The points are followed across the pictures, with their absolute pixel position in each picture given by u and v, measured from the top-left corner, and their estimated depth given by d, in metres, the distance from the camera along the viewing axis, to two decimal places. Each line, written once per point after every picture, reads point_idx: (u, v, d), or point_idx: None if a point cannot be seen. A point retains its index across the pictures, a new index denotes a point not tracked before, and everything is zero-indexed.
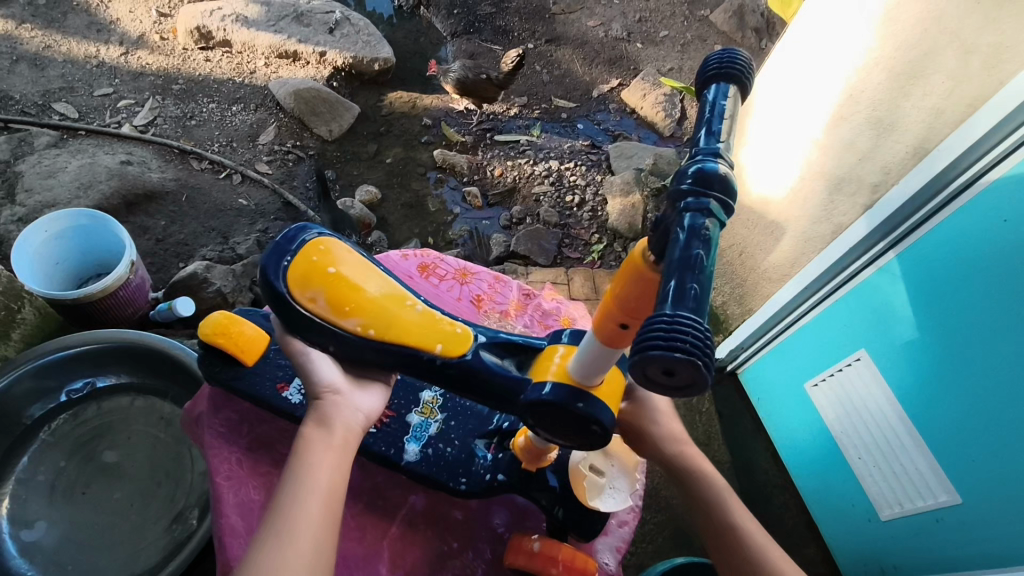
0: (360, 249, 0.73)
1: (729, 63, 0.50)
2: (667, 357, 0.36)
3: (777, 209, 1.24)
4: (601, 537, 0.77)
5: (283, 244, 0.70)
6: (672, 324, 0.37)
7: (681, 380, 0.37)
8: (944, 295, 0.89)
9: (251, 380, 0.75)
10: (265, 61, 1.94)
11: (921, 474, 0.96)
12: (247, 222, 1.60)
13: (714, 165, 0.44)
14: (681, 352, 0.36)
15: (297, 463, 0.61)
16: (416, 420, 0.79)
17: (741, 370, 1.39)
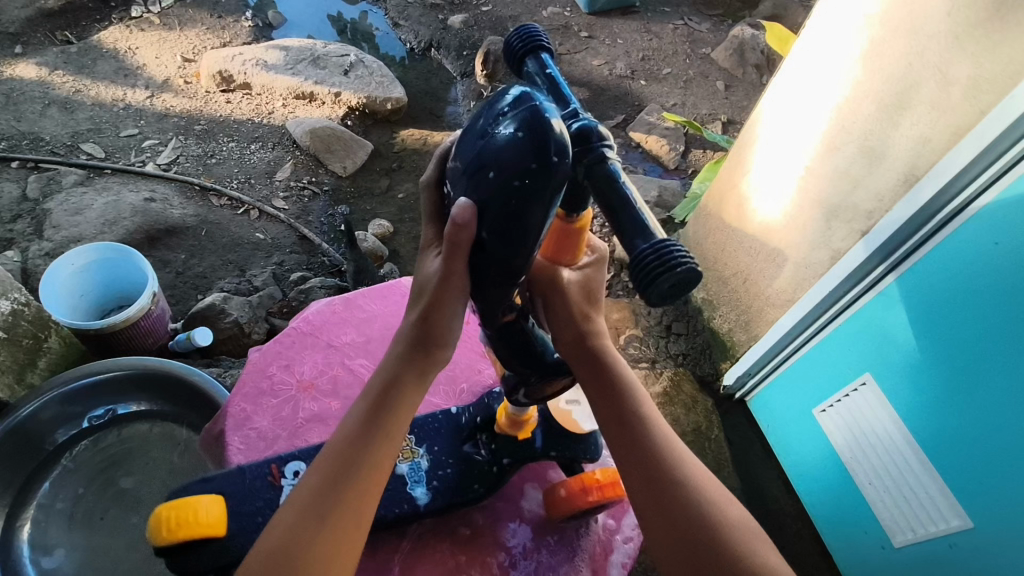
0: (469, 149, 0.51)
1: (534, 40, 0.58)
2: (676, 271, 0.44)
3: (777, 238, 1.28)
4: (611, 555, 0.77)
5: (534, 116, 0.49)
6: (661, 248, 0.45)
7: (684, 287, 0.45)
8: (943, 318, 0.90)
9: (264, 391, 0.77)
10: (283, 102, 2.02)
11: (930, 499, 0.95)
12: (263, 255, 1.65)
13: (591, 123, 0.51)
14: (681, 262, 0.44)
15: (348, 453, 0.58)
16: (404, 470, 0.76)
17: (749, 398, 1.40)
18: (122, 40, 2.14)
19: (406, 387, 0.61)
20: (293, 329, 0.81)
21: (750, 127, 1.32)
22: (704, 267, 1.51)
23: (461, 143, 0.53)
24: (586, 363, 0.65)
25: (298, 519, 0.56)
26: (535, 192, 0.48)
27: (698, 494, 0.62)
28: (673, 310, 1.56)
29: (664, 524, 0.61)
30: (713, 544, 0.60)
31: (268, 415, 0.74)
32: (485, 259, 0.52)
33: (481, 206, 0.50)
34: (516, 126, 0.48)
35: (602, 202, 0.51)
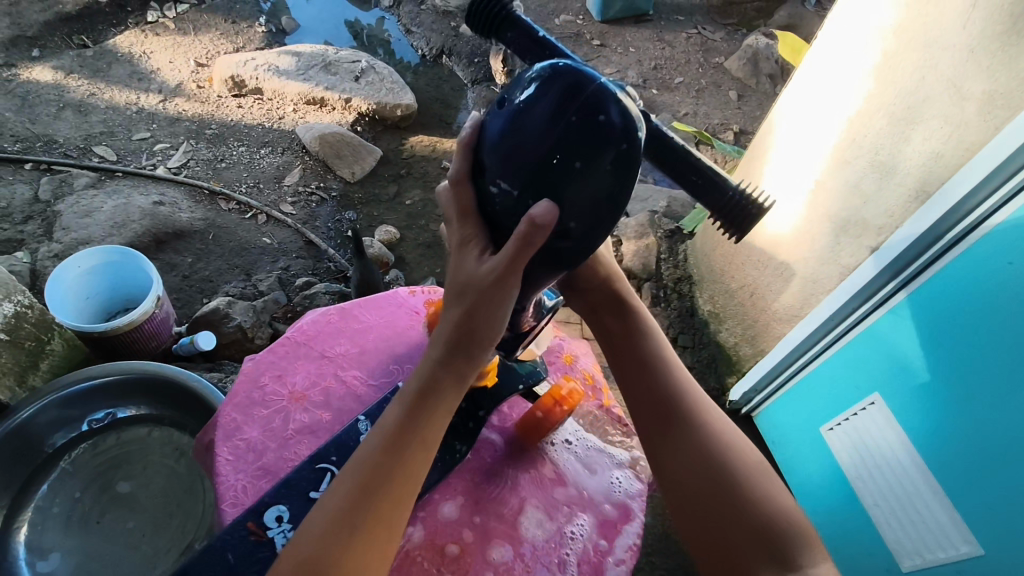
0: (526, 149, 0.48)
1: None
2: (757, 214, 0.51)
3: (785, 252, 1.25)
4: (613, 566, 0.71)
5: (584, 92, 0.47)
6: (741, 198, 0.52)
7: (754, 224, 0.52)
8: (955, 337, 0.88)
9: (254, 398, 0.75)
10: (293, 107, 2.03)
11: (939, 524, 0.91)
12: (270, 260, 1.66)
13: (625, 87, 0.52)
14: (758, 206, 0.51)
15: (383, 462, 0.56)
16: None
17: (755, 414, 1.37)
18: (137, 45, 2.16)
19: (445, 391, 0.58)
20: (286, 338, 0.80)
21: (763, 137, 1.29)
22: (711, 279, 1.49)
23: (505, 128, 0.49)
24: (610, 306, 0.75)
25: (339, 528, 0.53)
26: (619, 173, 0.49)
27: (713, 432, 0.66)
28: (679, 322, 1.54)
29: (675, 454, 0.65)
30: (723, 473, 0.63)
31: (258, 425, 0.73)
32: (558, 248, 0.52)
33: (563, 199, 0.49)
34: (591, 111, 0.47)
35: (657, 152, 0.54)
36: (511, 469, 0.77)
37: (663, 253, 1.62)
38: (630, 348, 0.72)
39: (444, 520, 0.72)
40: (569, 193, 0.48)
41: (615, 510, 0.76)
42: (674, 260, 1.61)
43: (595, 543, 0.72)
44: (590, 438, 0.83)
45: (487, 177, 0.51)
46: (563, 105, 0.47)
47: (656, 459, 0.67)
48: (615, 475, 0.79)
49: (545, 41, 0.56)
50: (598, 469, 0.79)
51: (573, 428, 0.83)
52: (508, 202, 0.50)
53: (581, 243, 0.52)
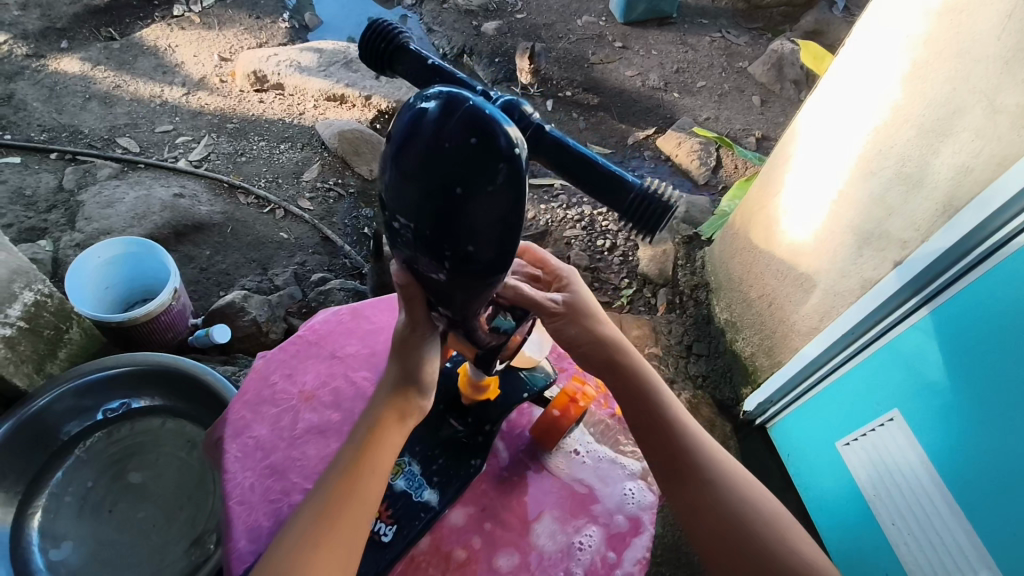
0: (412, 178, 0.47)
1: (382, 29, 0.59)
2: (654, 203, 0.51)
3: (806, 262, 1.23)
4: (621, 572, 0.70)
5: (455, 118, 0.45)
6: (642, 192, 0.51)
7: (656, 218, 0.51)
8: (980, 355, 0.85)
9: (263, 397, 0.75)
10: (314, 103, 2.04)
11: (960, 547, 0.88)
12: (286, 254, 1.67)
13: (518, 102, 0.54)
14: (657, 197, 0.51)
15: (334, 484, 0.60)
16: (402, 482, 0.72)
17: (769, 425, 1.35)
18: (163, 38, 2.18)
19: (392, 425, 0.64)
20: (298, 336, 0.81)
21: (785, 143, 1.27)
22: (729, 287, 1.47)
23: (394, 153, 0.48)
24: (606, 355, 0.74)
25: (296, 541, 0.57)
26: (511, 191, 0.47)
27: (736, 492, 0.68)
28: (695, 329, 1.52)
29: (704, 523, 0.67)
30: (748, 542, 0.65)
31: (267, 424, 0.73)
32: (468, 269, 0.51)
33: (456, 224, 0.48)
34: (465, 133, 0.45)
35: (559, 160, 0.55)
36: (519, 478, 0.76)
37: (680, 259, 1.60)
38: (642, 413, 0.72)
39: (451, 526, 0.72)
40: (463, 214, 0.47)
41: (625, 521, 0.74)
42: (691, 267, 1.59)
43: (602, 555, 0.71)
44: (601, 448, 0.81)
45: (389, 212, 0.51)
46: (439, 131, 0.45)
47: (684, 511, 0.69)
48: (627, 487, 0.77)
49: (433, 66, 0.58)
50: (610, 481, 0.77)
51: (583, 439, 0.81)
52: (414, 233, 0.50)
53: (480, 263, 0.50)
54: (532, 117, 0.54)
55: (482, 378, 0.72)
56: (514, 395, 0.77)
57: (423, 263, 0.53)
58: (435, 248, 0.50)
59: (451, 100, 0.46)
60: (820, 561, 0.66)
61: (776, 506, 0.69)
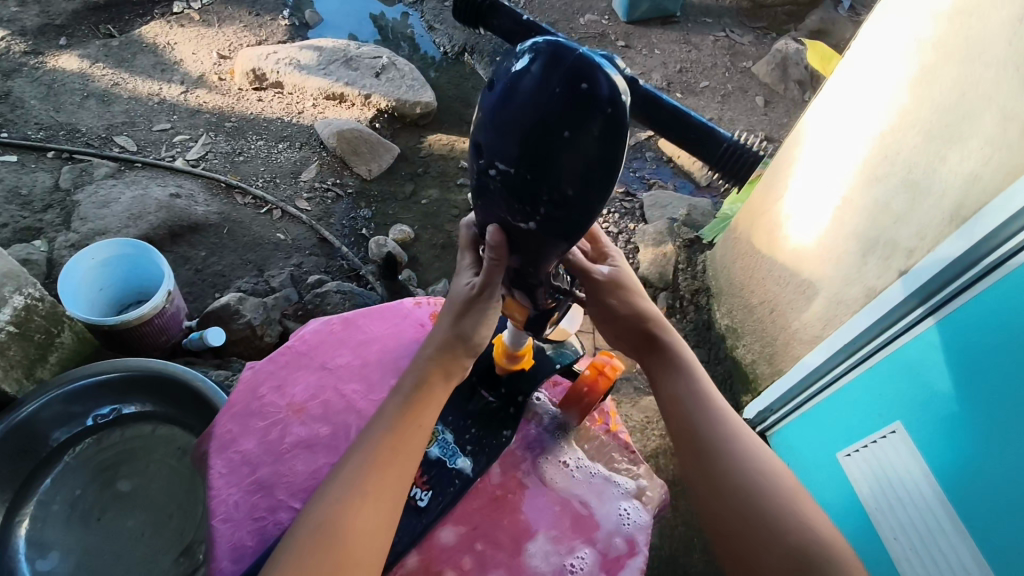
0: (514, 123, 0.46)
1: None
2: (743, 156, 0.53)
3: (810, 267, 1.21)
4: None
5: (564, 64, 0.43)
6: (730, 145, 0.54)
7: (742, 169, 0.54)
8: (986, 367, 0.83)
9: (249, 411, 0.73)
10: (313, 102, 2.02)
11: (962, 564, 0.86)
12: (283, 256, 1.65)
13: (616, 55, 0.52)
14: (745, 149, 0.53)
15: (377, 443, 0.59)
16: (436, 450, 0.73)
17: (769, 434, 1.33)
18: (162, 36, 2.16)
19: (434, 386, 0.64)
20: (287, 347, 0.79)
21: (786, 149, 1.24)
22: (730, 292, 1.45)
23: (496, 100, 0.46)
24: (639, 335, 0.74)
25: (343, 495, 0.55)
26: (610, 141, 0.45)
27: (749, 469, 0.65)
28: (695, 335, 1.50)
29: (711, 496, 0.65)
30: (761, 529, 0.61)
31: (253, 438, 0.71)
32: (555, 217, 0.50)
33: (556, 170, 0.46)
34: (574, 78, 0.43)
35: (650, 114, 0.56)
36: (512, 495, 0.74)
37: (681, 263, 1.58)
38: (667, 386, 0.72)
39: (441, 545, 0.70)
40: (563, 161, 0.46)
41: (622, 542, 0.72)
42: (692, 271, 1.57)
43: None
44: (595, 466, 0.79)
45: (484, 159, 0.50)
46: (548, 74, 0.44)
47: (701, 490, 0.66)
48: (622, 507, 0.75)
49: (528, 21, 0.59)
50: (606, 499, 0.76)
51: (577, 455, 0.79)
52: (508, 181, 0.49)
53: (573, 210, 0.49)
54: (623, 71, 0.50)
55: (520, 346, 0.72)
56: (545, 368, 0.79)
57: (511, 214, 0.51)
58: (531, 194, 0.48)
59: (560, 46, 0.44)
60: (841, 554, 0.59)
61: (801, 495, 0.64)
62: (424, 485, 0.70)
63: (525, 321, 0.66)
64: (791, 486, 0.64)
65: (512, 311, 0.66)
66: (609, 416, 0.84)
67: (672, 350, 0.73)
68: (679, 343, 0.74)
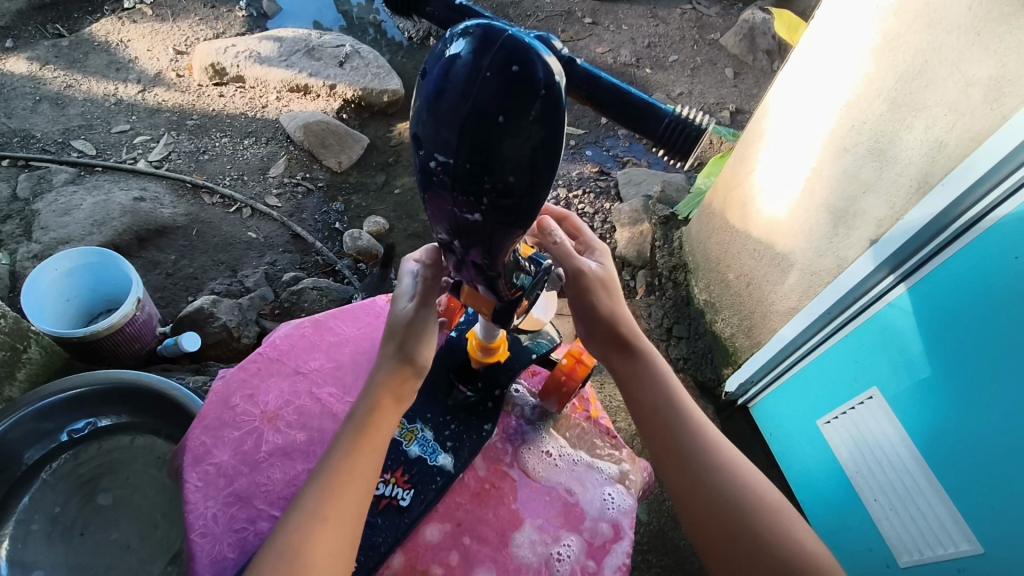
0: (446, 115, 0.41)
1: None
2: (689, 129, 0.49)
3: (782, 240, 1.21)
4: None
5: (496, 47, 0.39)
6: (676, 118, 0.50)
7: (686, 144, 0.51)
8: (959, 333, 0.84)
9: (223, 421, 0.72)
10: (277, 95, 1.97)
11: (940, 522, 0.88)
12: (256, 254, 1.62)
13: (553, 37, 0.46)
14: (692, 123, 0.49)
15: (332, 469, 0.58)
16: (416, 448, 0.73)
17: (751, 405, 1.35)
18: (115, 33, 2.09)
19: (384, 407, 0.63)
20: (258, 355, 0.77)
21: (756, 121, 1.24)
22: (707, 267, 1.46)
23: (428, 91, 0.41)
24: (614, 343, 0.73)
25: (303, 522, 0.55)
26: (551, 125, 0.40)
27: (732, 484, 0.65)
28: (675, 311, 1.51)
29: (698, 512, 0.65)
30: (750, 541, 0.62)
31: (228, 449, 0.70)
32: (502, 207, 0.44)
33: (495, 157, 0.41)
34: (506, 59, 0.38)
35: (590, 93, 0.51)
36: (495, 489, 0.74)
37: (658, 240, 1.58)
38: (646, 392, 0.71)
39: (426, 543, 0.69)
40: (502, 151, 0.40)
41: (607, 527, 0.72)
42: (669, 248, 1.58)
43: (582, 564, 0.69)
44: (577, 453, 0.79)
45: (424, 151, 0.44)
46: (479, 60, 0.39)
47: (686, 503, 0.67)
48: (606, 492, 0.75)
49: (461, 6, 0.56)
50: (590, 486, 0.76)
51: (558, 444, 0.79)
52: (448, 177, 0.43)
53: (522, 197, 0.43)
54: (559, 52, 0.45)
55: (493, 339, 0.70)
56: (521, 359, 0.77)
57: (455, 205, 0.45)
58: (471, 186, 0.43)
59: (489, 29, 0.40)
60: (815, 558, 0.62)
61: (782, 508, 0.65)
62: (405, 484, 0.70)
63: (492, 314, 0.60)
64: (769, 493, 0.66)
65: (476, 304, 0.60)
66: (588, 406, 0.85)
67: (648, 360, 0.73)
68: (653, 351, 0.74)
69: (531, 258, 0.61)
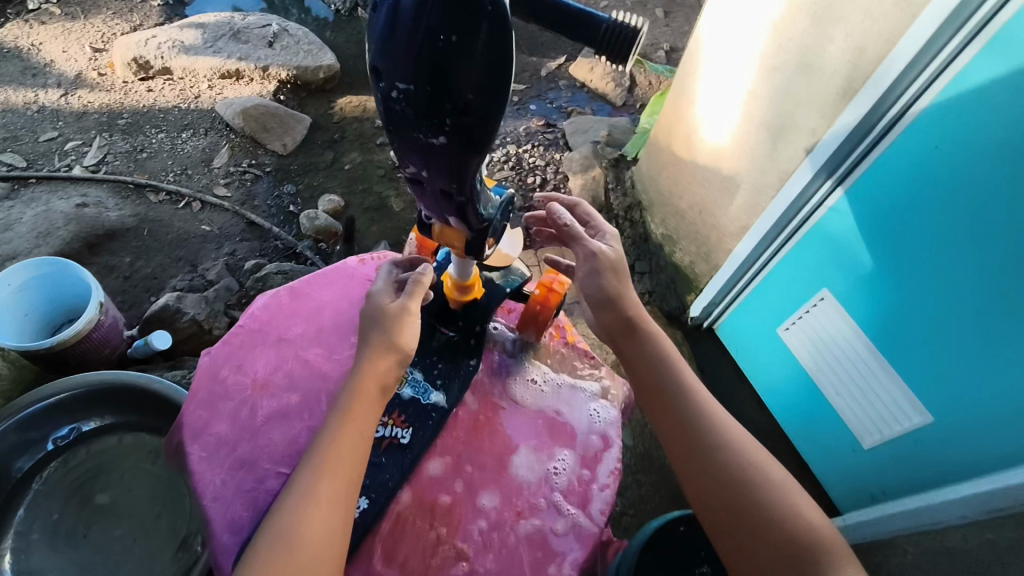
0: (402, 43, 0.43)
1: None
2: (625, 32, 0.52)
3: (727, 164, 1.26)
4: (595, 488, 0.74)
5: None
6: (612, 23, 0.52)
7: (624, 46, 0.53)
8: (897, 225, 0.91)
9: (217, 394, 0.74)
10: (208, 83, 1.91)
11: (895, 400, 0.98)
12: (213, 247, 1.60)
13: None
14: (626, 26, 0.52)
15: (322, 454, 0.61)
16: (410, 389, 0.76)
17: (716, 325, 1.42)
18: (24, 38, 1.99)
19: (369, 392, 0.65)
20: (240, 329, 0.78)
21: (691, 53, 1.28)
22: (660, 202, 1.51)
23: (383, 23, 0.44)
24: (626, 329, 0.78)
25: (301, 508, 0.57)
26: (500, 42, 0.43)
27: (737, 469, 0.67)
28: (635, 249, 1.56)
29: (699, 483, 0.68)
30: (748, 511, 0.65)
31: (226, 419, 0.72)
32: (463, 127, 0.47)
33: (452, 79, 0.44)
34: None
35: (531, 9, 0.54)
36: (488, 421, 0.77)
37: (611, 183, 1.63)
38: (653, 373, 0.76)
39: (430, 477, 0.72)
40: (458, 70, 0.43)
41: (597, 439, 0.77)
42: (623, 189, 1.62)
43: (578, 475, 0.74)
44: (560, 376, 0.83)
45: (384, 82, 0.46)
46: None
47: (689, 475, 0.70)
48: (591, 408, 0.80)
49: None
50: (575, 405, 0.80)
51: (542, 371, 0.83)
52: (410, 104, 0.46)
53: (480, 114, 0.46)
54: None
55: (467, 276, 0.73)
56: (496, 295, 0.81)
57: (419, 129, 0.47)
58: (433, 110, 0.45)
59: None
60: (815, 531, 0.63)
61: (795, 495, 0.65)
62: (403, 424, 0.73)
63: (466, 247, 0.62)
64: (774, 468, 0.69)
65: (447, 240, 0.62)
66: (565, 333, 0.89)
67: (658, 345, 0.78)
68: (662, 338, 0.78)
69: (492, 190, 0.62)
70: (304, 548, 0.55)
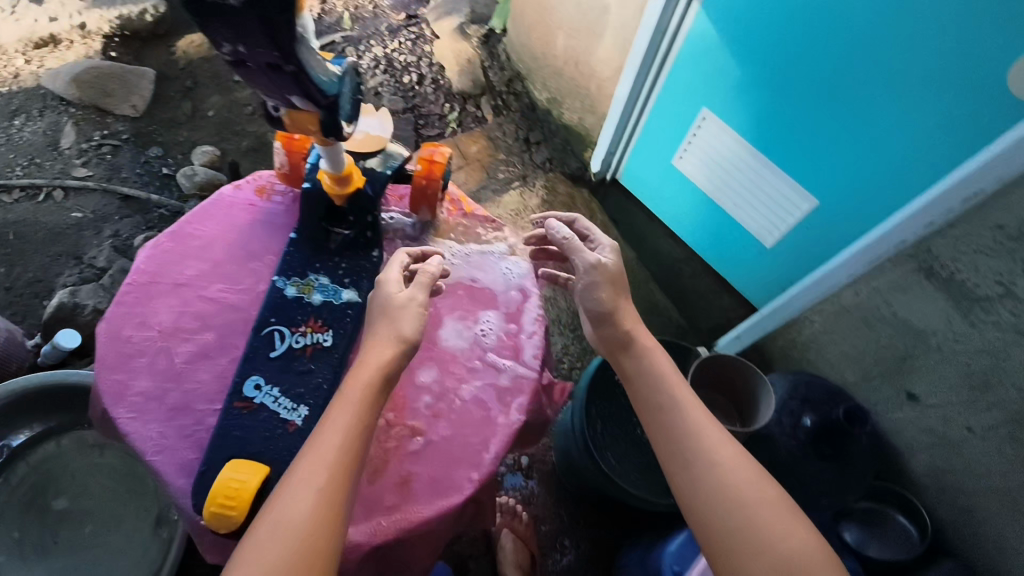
0: None
1: None
2: None
3: (589, 4, 1.24)
4: (525, 336, 0.68)
5: None
6: None
7: None
8: (755, 21, 0.93)
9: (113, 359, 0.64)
10: (24, 57, 1.68)
11: (782, 193, 1.05)
12: (93, 233, 1.49)
13: None
14: None
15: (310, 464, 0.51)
16: (319, 296, 0.66)
17: (619, 175, 1.44)
18: None
19: (367, 393, 0.56)
20: (128, 288, 0.68)
21: None
22: (538, 66, 1.48)
23: None
24: (616, 341, 0.66)
25: (295, 494, 0.49)
26: None
27: (737, 496, 0.55)
28: (525, 121, 1.54)
29: (699, 518, 0.55)
30: (750, 545, 0.52)
31: (143, 375, 0.64)
32: None
33: None
34: None
35: None
36: None
37: (486, 60, 1.58)
38: (644, 388, 0.64)
39: None
40: None
41: (516, 294, 0.71)
42: (499, 63, 1.59)
43: (506, 331, 0.68)
44: (466, 244, 0.74)
45: None
46: None
47: (686, 509, 0.57)
48: (504, 266, 0.72)
49: None
50: (487, 267, 0.72)
51: (448, 245, 0.74)
52: None
53: None
54: None
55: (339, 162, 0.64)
56: (380, 179, 0.70)
57: None
58: None
59: None
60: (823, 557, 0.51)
61: (801, 538, 0.52)
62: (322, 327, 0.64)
63: (322, 130, 0.58)
64: (785, 493, 0.56)
65: (302, 126, 0.58)
66: (462, 203, 0.78)
67: (647, 355, 0.66)
68: (655, 349, 0.66)
69: (333, 61, 0.56)
70: (303, 538, 0.48)
